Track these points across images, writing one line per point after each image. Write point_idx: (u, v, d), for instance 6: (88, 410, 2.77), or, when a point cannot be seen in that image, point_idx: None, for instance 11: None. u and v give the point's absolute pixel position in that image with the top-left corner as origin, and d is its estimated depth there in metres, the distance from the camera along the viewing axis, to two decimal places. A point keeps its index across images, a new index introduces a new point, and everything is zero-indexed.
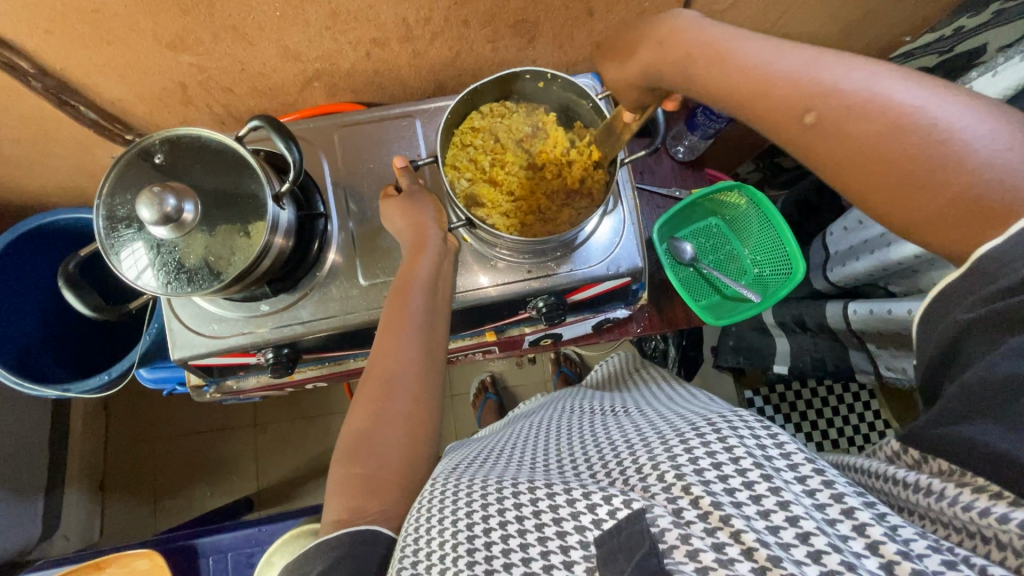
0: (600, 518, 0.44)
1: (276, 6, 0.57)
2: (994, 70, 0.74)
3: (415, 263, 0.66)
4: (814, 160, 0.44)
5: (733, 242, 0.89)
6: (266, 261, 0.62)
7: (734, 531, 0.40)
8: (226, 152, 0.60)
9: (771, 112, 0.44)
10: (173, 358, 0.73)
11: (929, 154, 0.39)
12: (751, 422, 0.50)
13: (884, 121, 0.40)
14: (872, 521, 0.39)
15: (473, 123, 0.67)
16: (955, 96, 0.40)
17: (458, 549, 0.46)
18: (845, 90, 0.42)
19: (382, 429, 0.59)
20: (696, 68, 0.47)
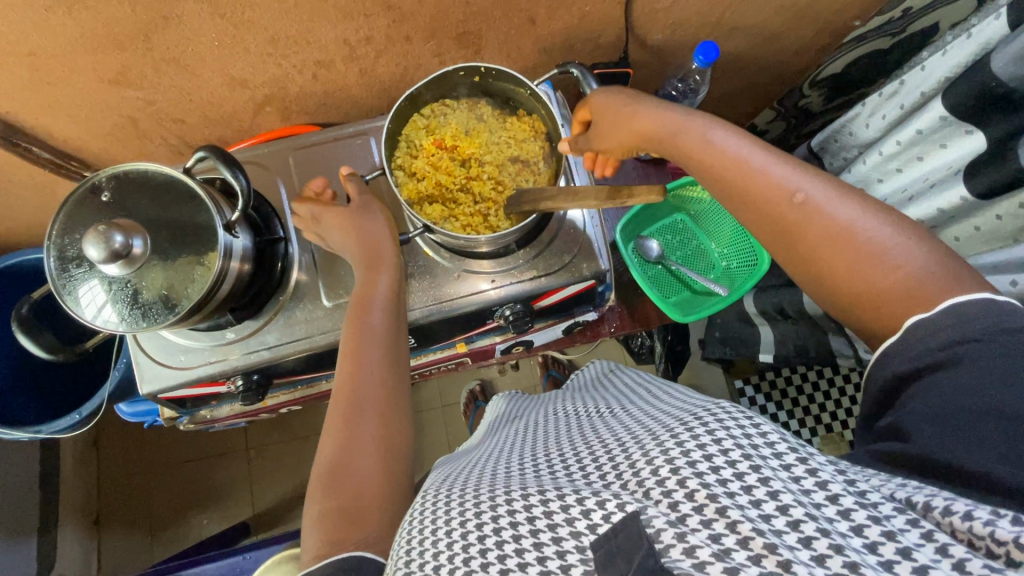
0: (595, 523, 0.44)
1: (212, 36, 0.57)
2: (944, 49, 0.77)
3: (372, 283, 0.66)
4: (784, 230, 0.53)
5: (700, 237, 0.88)
6: (225, 287, 0.62)
7: (729, 521, 0.40)
8: (174, 185, 0.60)
9: (766, 187, 0.53)
10: (142, 393, 0.73)
11: (860, 251, 0.49)
12: (735, 416, 0.50)
13: (831, 222, 0.51)
14: (856, 506, 0.39)
15: (418, 125, 0.66)
16: (879, 213, 0.51)
17: (454, 560, 0.45)
18: (800, 197, 0.52)
19: (355, 455, 0.59)
20: (704, 136, 0.57)
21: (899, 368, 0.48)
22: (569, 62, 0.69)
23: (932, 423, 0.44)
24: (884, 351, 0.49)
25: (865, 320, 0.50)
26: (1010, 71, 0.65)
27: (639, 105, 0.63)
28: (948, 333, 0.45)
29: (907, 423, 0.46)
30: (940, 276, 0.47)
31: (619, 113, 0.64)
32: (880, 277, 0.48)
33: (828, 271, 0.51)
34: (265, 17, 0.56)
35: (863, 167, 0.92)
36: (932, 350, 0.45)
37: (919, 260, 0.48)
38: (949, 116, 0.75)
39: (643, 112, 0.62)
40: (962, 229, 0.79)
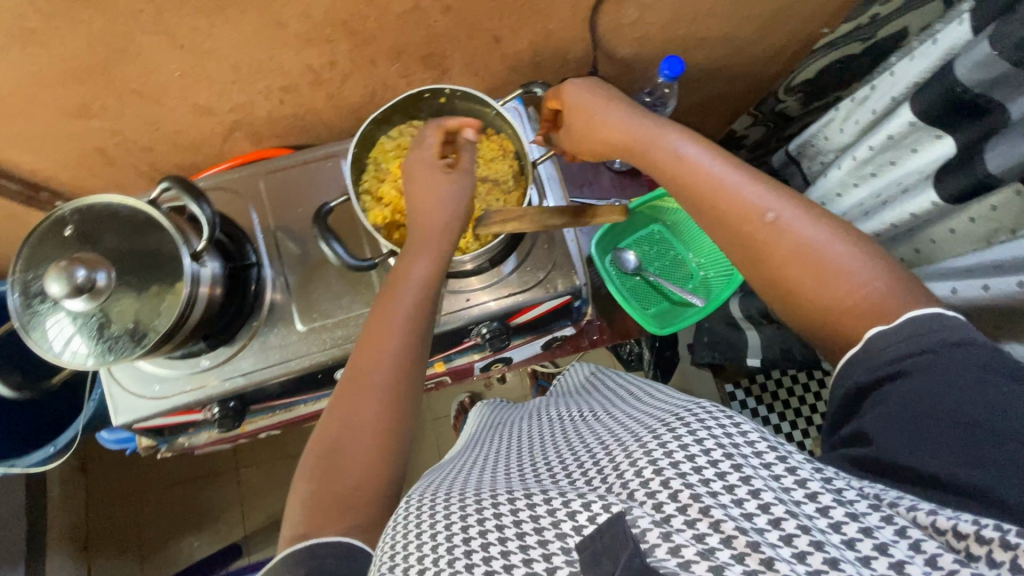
0: (580, 523, 0.41)
1: (172, 66, 0.57)
2: (911, 55, 0.78)
3: (410, 267, 0.59)
4: (750, 248, 0.55)
5: (677, 247, 0.89)
6: (195, 314, 0.61)
7: (713, 521, 0.38)
8: (137, 216, 0.60)
9: (735, 206, 0.55)
10: (116, 424, 0.72)
11: (824, 272, 0.51)
12: (716, 415, 0.48)
13: (796, 242, 0.52)
14: (834, 502, 0.39)
15: (384, 147, 0.66)
16: (843, 235, 0.52)
17: (438, 563, 0.43)
18: (763, 219, 0.54)
19: (348, 443, 0.54)
20: (676, 153, 0.60)
21: (859, 379, 0.47)
22: (531, 82, 0.70)
23: (897, 422, 0.43)
24: (846, 360, 0.49)
25: (814, 323, 0.52)
26: (973, 77, 0.66)
27: (616, 111, 0.64)
28: (907, 343, 0.45)
29: (870, 426, 0.44)
30: (897, 292, 0.48)
31: (595, 118, 0.65)
32: (844, 295, 0.50)
33: (792, 288, 0.52)
34: (224, 47, 0.56)
35: (839, 172, 0.92)
36: (899, 349, 0.45)
37: (878, 277, 0.49)
38: (918, 121, 0.76)
39: (618, 121, 0.64)
40: (938, 231, 0.80)
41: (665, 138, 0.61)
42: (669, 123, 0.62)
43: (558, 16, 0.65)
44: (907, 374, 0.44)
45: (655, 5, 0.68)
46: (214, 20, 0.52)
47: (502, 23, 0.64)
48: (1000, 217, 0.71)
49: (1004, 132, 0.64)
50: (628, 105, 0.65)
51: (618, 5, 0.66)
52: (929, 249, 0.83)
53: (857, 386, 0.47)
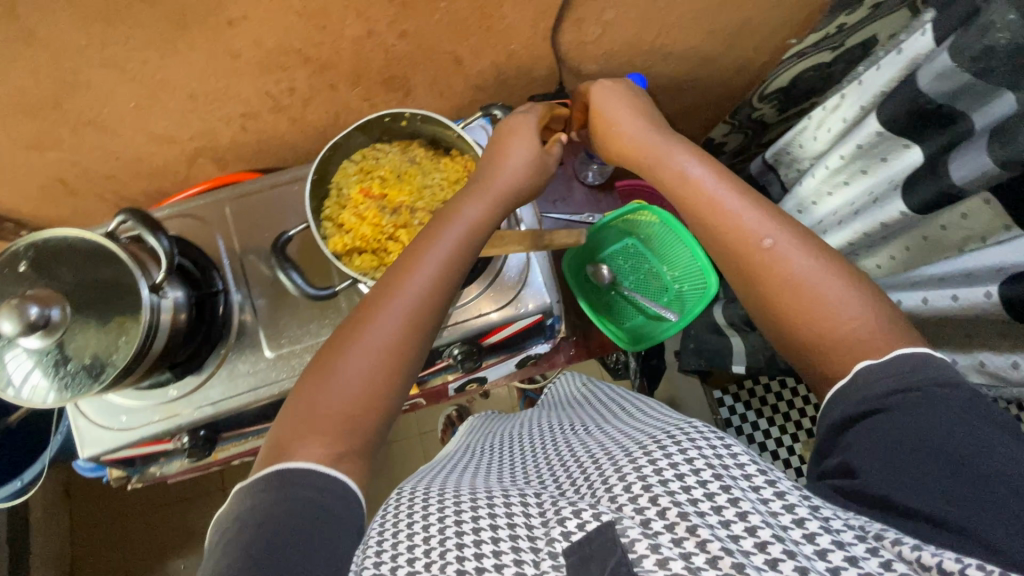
0: (569, 529, 0.42)
1: (126, 97, 0.56)
2: (877, 64, 0.77)
3: (466, 203, 0.58)
4: (749, 272, 0.57)
5: (652, 260, 0.85)
6: (157, 343, 0.60)
7: (700, 540, 0.38)
8: (92, 250, 0.58)
9: (735, 229, 0.58)
10: (83, 457, 0.71)
11: (817, 301, 0.53)
12: (708, 436, 0.49)
13: (791, 271, 0.55)
14: (821, 530, 0.39)
15: (347, 171, 0.65)
16: (838, 271, 0.54)
17: (430, 554, 0.41)
18: (762, 247, 0.57)
19: (348, 361, 0.51)
20: (680, 169, 0.63)
21: (847, 410, 0.48)
22: (492, 106, 0.68)
23: (878, 454, 0.43)
24: (834, 391, 0.50)
25: (801, 344, 0.54)
26: (933, 88, 0.66)
27: (630, 120, 0.67)
28: (891, 379, 0.46)
29: (856, 460, 0.45)
30: (883, 328, 0.50)
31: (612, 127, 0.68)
32: (834, 326, 0.51)
33: (789, 315, 0.54)
34: (178, 77, 0.55)
35: (813, 180, 0.92)
36: (888, 385, 0.46)
37: (865, 311, 0.51)
38: (884, 131, 0.75)
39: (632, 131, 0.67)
40: (911, 238, 0.80)
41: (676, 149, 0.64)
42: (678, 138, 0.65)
43: (518, 37, 0.64)
44: (894, 409, 0.45)
45: (617, 22, 0.67)
46: (163, 52, 0.52)
47: (461, 45, 0.63)
48: (970, 226, 0.71)
49: (967, 145, 0.64)
50: (648, 114, 0.68)
51: (578, 24, 0.66)
52: (903, 257, 0.82)
53: (843, 417, 0.48)
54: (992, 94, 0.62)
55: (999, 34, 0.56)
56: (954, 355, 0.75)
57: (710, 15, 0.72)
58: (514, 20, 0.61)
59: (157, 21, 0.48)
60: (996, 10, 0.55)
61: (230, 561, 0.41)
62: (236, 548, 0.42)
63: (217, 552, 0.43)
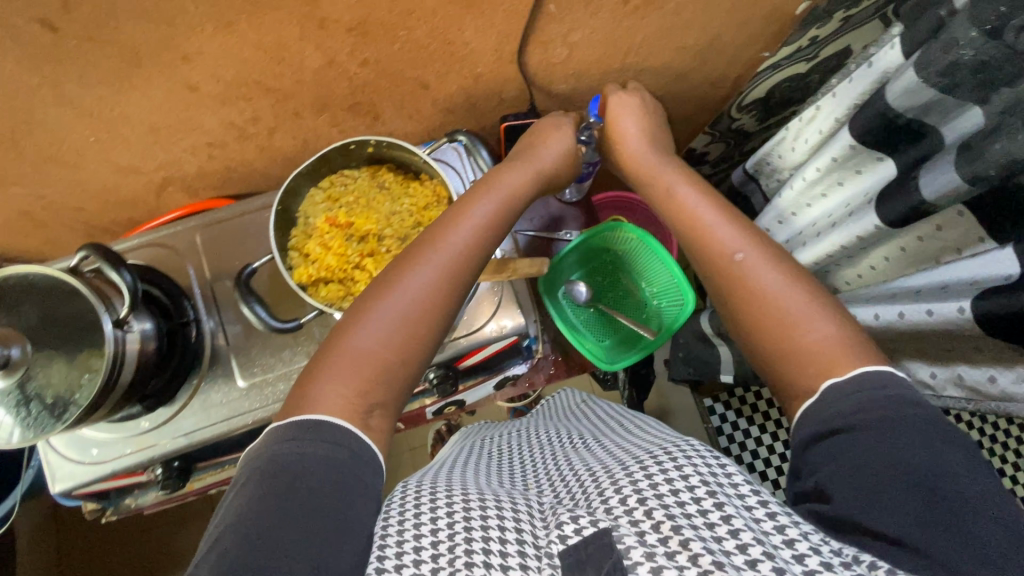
0: (566, 533, 0.45)
1: (86, 133, 0.56)
2: (849, 77, 0.77)
3: (507, 172, 0.66)
4: (722, 282, 0.59)
5: (631, 276, 0.87)
6: (126, 373, 0.60)
7: (691, 555, 0.40)
8: (53, 285, 0.58)
9: (711, 241, 0.61)
10: (55, 492, 0.70)
11: (783, 316, 0.54)
12: (705, 454, 0.52)
13: (759, 285, 0.56)
14: (810, 551, 0.40)
15: (315, 199, 0.64)
16: (807, 292, 0.55)
17: (439, 547, 0.44)
18: (733, 262, 0.58)
19: (383, 311, 0.55)
20: (668, 188, 0.67)
21: (814, 429, 0.48)
22: (455, 132, 0.68)
23: (848, 476, 0.43)
24: (806, 408, 0.50)
25: (770, 362, 0.54)
26: (901, 102, 0.65)
27: (633, 136, 0.71)
28: (858, 396, 0.46)
29: (828, 483, 0.44)
30: (846, 346, 0.50)
31: (617, 140, 0.73)
32: (800, 341, 0.52)
33: (761, 325, 0.55)
34: (136, 111, 0.55)
35: (791, 192, 0.91)
36: (856, 402, 0.46)
37: (831, 330, 0.52)
38: (857, 144, 0.75)
39: (635, 151, 0.71)
40: (889, 249, 0.79)
41: (665, 166, 0.69)
42: (673, 162, 0.69)
43: (484, 61, 0.64)
44: (858, 431, 0.44)
45: (583, 43, 0.67)
46: (119, 88, 0.51)
47: (426, 71, 0.63)
48: (946, 236, 0.70)
49: (937, 157, 0.64)
50: (654, 134, 0.72)
51: (544, 46, 0.65)
52: (883, 267, 0.81)
53: (811, 436, 0.48)
54: (961, 109, 0.62)
55: (962, 51, 0.55)
56: (932, 368, 0.75)
57: (678, 33, 0.72)
58: (478, 44, 0.61)
59: (110, 60, 0.47)
60: (958, 28, 0.54)
61: (257, 503, 0.43)
62: (265, 491, 0.44)
63: (243, 491, 0.45)
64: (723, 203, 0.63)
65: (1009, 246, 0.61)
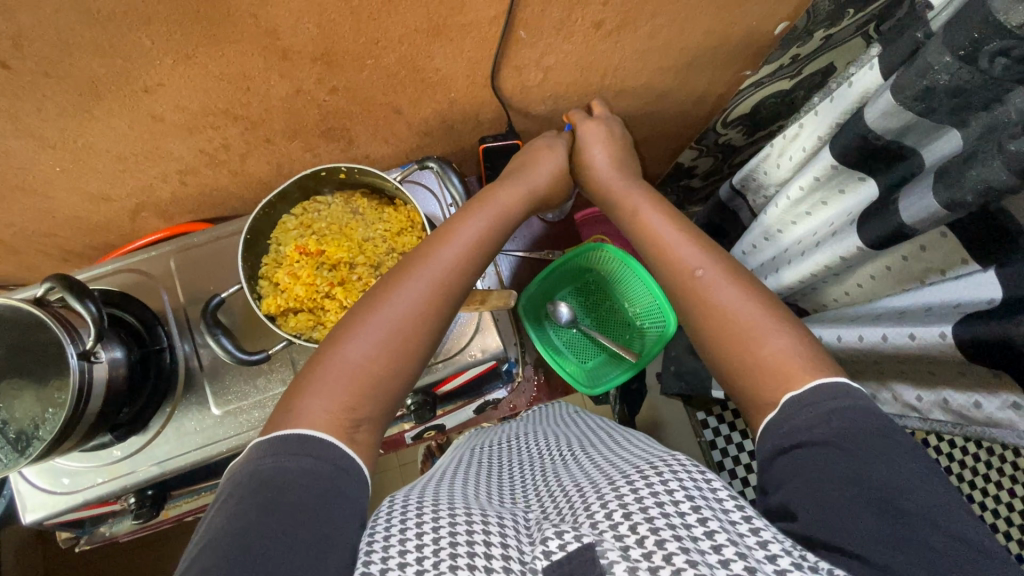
0: (550, 548, 0.42)
1: (52, 162, 0.56)
2: (831, 96, 0.76)
3: (498, 192, 0.66)
4: (684, 299, 0.59)
5: (614, 296, 0.86)
6: (93, 405, 0.58)
7: (674, 569, 0.38)
8: (19, 315, 0.57)
9: (672, 258, 0.61)
10: (25, 522, 0.69)
11: (742, 331, 0.53)
12: (689, 469, 0.49)
13: (717, 303, 0.56)
14: (792, 565, 0.38)
15: (288, 226, 0.64)
16: (765, 307, 0.54)
17: (423, 563, 0.40)
18: (693, 277, 0.58)
19: (372, 326, 0.53)
20: (633, 209, 0.67)
21: (777, 442, 0.47)
22: (426, 158, 0.66)
23: (817, 495, 0.41)
24: (767, 425, 0.49)
25: (738, 386, 0.53)
26: (881, 124, 0.64)
27: (600, 161, 0.72)
28: (818, 407, 0.45)
29: (795, 501, 0.43)
30: (804, 359, 0.49)
31: (586, 164, 0.73)
32: (757, 354, 0.51)
33: (722, 343, 0.54)
34: (102, 141, 0.55)
35: (775, 211, 0.91)
36: (817, 412, 0.45)
37: (789, 345, 0.51)
38: (838, 164, 0.74)
39: (603, 174, 0.71)
40: (876, 267, 0.77)
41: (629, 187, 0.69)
42: (639, 185, 0.69)
43: (456, 85, 0.64)
44: (825, 444, 0.43)
45: (557, 67, 0.66)
46: (82, 119, 0.51)
47: (398, 96, 0.63)
48: (929, 258, 0.69)
49: (918, 179, 0.63)
50: (623, 160, 0.72)
51: (518, 71, 0.65)
52: (870, 285, 0.80)
53: (773, 450, 0.47)
54: (939, 132, 0.62)
55: (938, 76, 0.55)
56: (918, 391, 0.74)
57: (655, 54, 0.72)
58: (448, 70, 0.60)
59: (68, 92, 0.47)
60: (932, 52, 0.54)
61: (239, 523, 0.41)
62: (247, 505, 0.42)
63: (223, 507, 0.43)
64: (684, 220, 0.63)
65: (992, 269, 0.60)
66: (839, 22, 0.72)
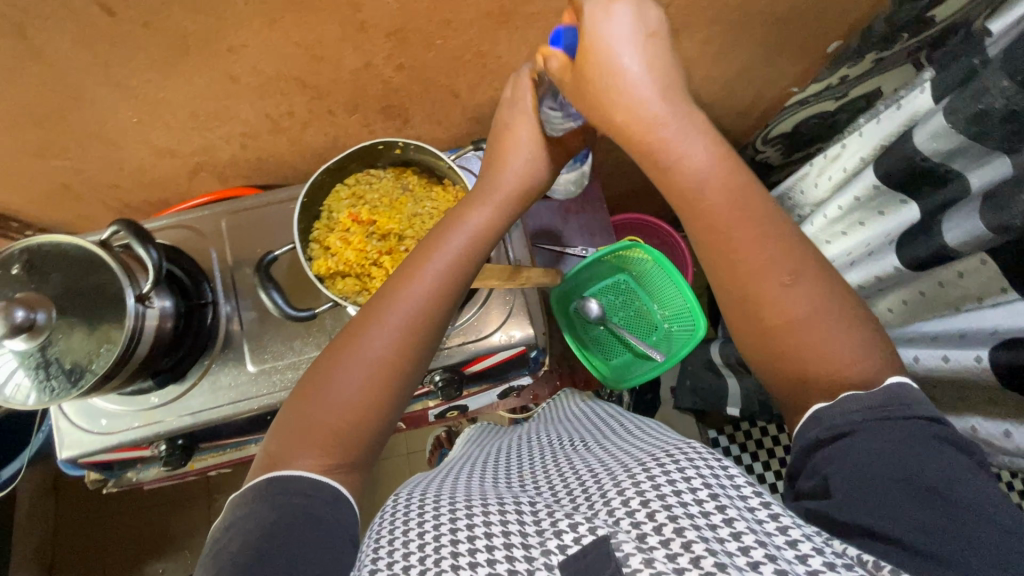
0: (565, 543, 0.43)
1: (130, 113, 0.59)
2: (877, 117, 0.76)
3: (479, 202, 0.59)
4: (752, 305, 0.50)
5: (643, 298, 0.87)
6: (142, 348, 0.61)
7: (693, 557, 0.39)
8: (83, 257, 0.59)
9: (742, 256, 0.49)
10: (62, 458, 0.72)
11: (812, 340, 0.48)
12: (705, 454, 0.50)
13: (791, 309, 0.48)
14: (813, 551, 0.39)
15: (340, 193, 0.66)
16: (842, 308, 0.48)
17: (425, 562, 0.42)
18: (767, 279, 0.49)
19: (352, 364, 0.52)
20: (678, 167, 0.49)
21: (818, 434, 0.46)
22: (480, 141, 0.69)
23: (859, 488, 0.41)
24: (809, 414, 0.47)
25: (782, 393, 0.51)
26: (931, 146, 0.65)
27: (642, 77, 0.46)
28: (878, 407, 0.44)
29: (833, 480, 0.43)
30: (870, 365, 0.47)
31: (617, 89, 0.46)
32: (824, 364, 0.47)
33: (780, 355, 0.49)
34: (179, 97, 0.58)
35: (811, 228, 0.91)
36: (868, 404, 0.44)
37: (858, 352, 0.47)
38: (881, 185, 0.75)
39: (635, 101, 0.47)
40: (908, 292, 0.77)
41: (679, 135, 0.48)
42: (689, 118, 0.48)
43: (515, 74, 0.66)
44: (866, 436, 0.43)
45: None
46: (167, 73, 0.54)
47: (457, 79, 0.65)
48: (966, 285, 0.67)
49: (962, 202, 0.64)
50: (666, 78, 0.47)
51: None
52: (898, 312, 0.80)
53: (814, 440, 0.46)
54: (989, 157, 0.62)
55: (993, 100, 0.56)
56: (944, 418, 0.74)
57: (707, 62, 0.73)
58: (509, 58, 0.63)
59: (159, 46, 0.50)
60: (991, 76, 0.54)
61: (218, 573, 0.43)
62: (224, 555, 0.44)
63: (208, 560, 0.45)
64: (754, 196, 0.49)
65: None
66: (892, 46, 0.73)
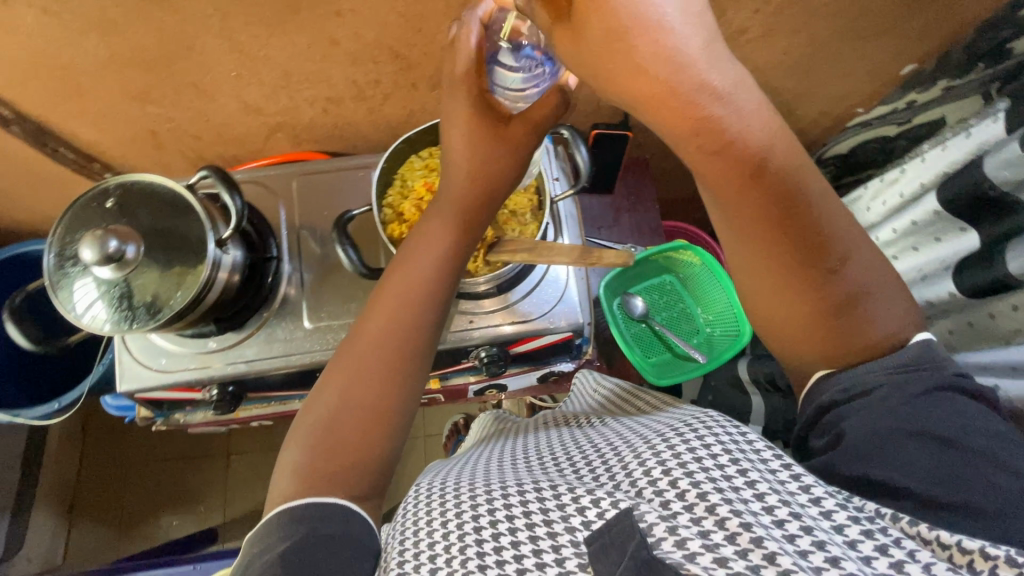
0: (589, 519, 0.43)
1: (230, 66, 0.62)
2: (942, 145, 0.75)
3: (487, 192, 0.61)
4: (804, 291, 0.46)
5: (686, 301, 0.90)
6: (212, 295, 0.64)
7: (718, 519, 0.39)
8: (173, 200, 0.63)
9: (798, 238, 0.46)
10: (119, 390, 0.75)
11: (861, 319, 0.46)
12: (726, 424, 0.50)
13: (844, 290, 0.46)
14: (836, 506, 0.39)
15: (413, 164, 0.69)
16: (886, 277, 0.47)
17: (450, 551, 0.44)
18: (823, 259, 0.46)
19: (364, 367, 0.56)
20: (722, 148, 0.43)
21: (835, 394, 0.47)
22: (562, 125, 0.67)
23: (867, 450, 0.43)
24: (814, 381, 0.49)
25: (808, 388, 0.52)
26: (1002, 174, 0.66)
27: (669, 17, 0.39)
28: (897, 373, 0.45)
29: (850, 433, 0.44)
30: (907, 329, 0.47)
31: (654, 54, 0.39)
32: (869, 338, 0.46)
33: (831, 343, 0.47)
34: (279, 55, 0.60)
35: None
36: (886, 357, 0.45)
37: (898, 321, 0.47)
38: (942, 211, 0.75)
39: (663, 50, 0.39)
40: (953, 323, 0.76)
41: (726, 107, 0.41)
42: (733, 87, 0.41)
43: None
44: (878, 394, 0.44)
45: None
46: (274, 31, 0.57)
47: None
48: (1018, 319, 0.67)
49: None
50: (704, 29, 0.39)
51: None
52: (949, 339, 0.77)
53: (830, 400, 0.47)
54: None
55: None
56: None
57: None
58: None
59: (275, 4, 0.53)
60: None
61: None
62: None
63: None
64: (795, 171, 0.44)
65: None
66: (965, 73, 0.75)
